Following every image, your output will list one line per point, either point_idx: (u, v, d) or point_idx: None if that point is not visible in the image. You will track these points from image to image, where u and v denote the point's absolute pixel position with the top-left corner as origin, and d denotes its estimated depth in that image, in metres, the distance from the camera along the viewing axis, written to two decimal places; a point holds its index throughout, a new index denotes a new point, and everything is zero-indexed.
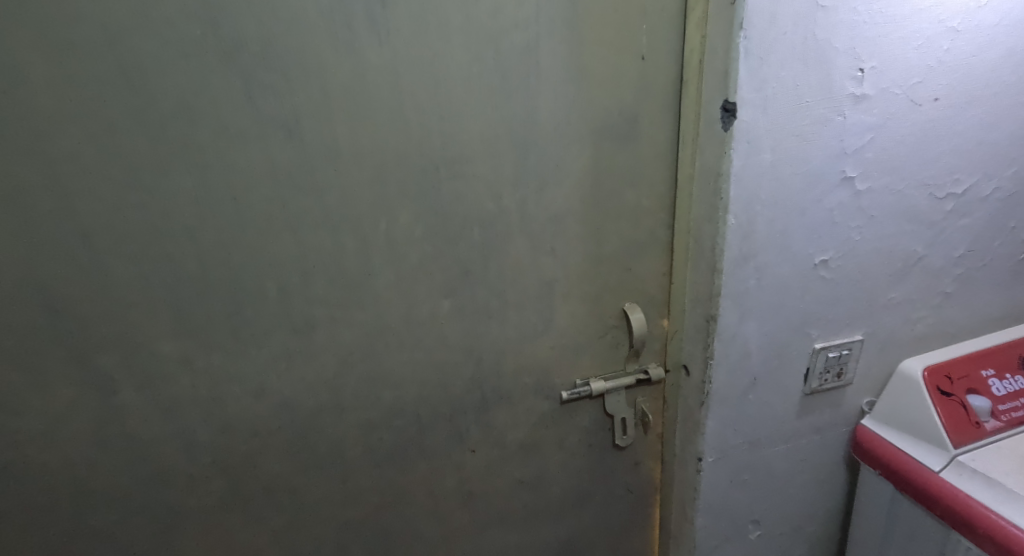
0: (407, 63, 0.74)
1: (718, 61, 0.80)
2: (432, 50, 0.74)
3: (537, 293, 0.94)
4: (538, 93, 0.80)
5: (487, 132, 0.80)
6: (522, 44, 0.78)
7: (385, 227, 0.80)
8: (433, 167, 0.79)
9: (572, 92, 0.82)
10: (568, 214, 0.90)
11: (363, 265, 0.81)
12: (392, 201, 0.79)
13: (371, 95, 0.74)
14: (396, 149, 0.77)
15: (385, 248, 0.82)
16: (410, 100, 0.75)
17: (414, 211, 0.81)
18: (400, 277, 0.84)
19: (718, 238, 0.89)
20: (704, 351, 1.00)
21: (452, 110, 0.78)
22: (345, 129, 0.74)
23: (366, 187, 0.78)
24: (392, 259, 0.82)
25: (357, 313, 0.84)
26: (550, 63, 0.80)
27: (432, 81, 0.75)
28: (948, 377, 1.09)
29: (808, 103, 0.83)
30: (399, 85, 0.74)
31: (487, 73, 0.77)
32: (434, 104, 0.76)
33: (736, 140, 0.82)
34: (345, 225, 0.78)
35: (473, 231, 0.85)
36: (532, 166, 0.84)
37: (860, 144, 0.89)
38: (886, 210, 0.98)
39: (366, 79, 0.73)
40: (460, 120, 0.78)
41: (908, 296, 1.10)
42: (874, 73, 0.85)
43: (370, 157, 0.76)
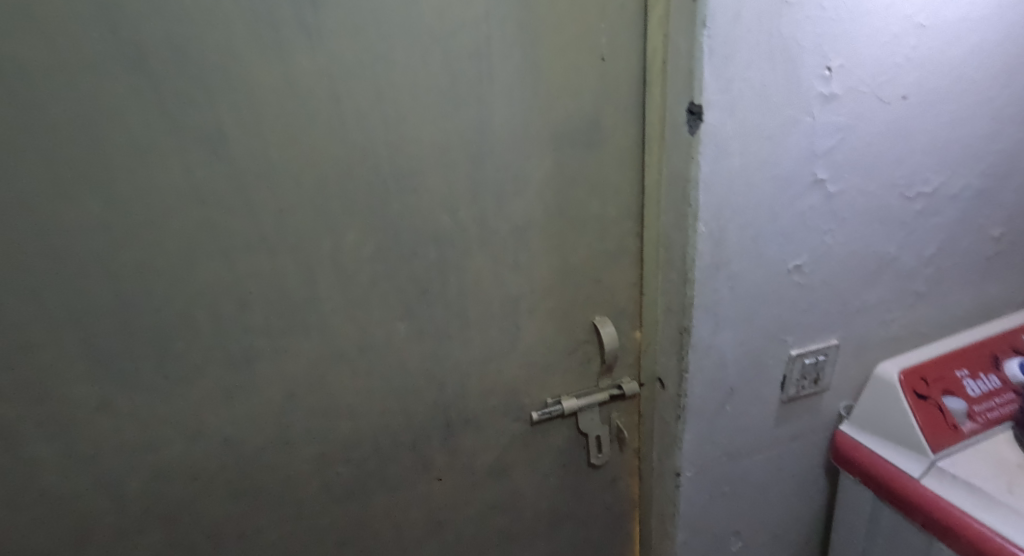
0: (345, 70, 0.68)
1: (682, 61, 0.75)
2: (373, 54, 0.68)
3: (501, 311, 0.88)
4: (491, 98, 0.75)
5: (438, 143, 0.74)
6: (471, 46, 0.72)
7: (330, 247, 0.74)
8: (380, 181, 0.73)
9: (528, 96, 0.77)
10: (531, 226, 0.84)
11: (307, 289, 0.75)
12: (336, 220, 0.73)
13: (307, 105, 0.68)
14: (339, 162, 0.71)
15: (333, 270, 0.75)
16: (351, 110, 0.69)
17: (362, 229, 0.75)
18: (351, 300, 0.78)
19: (688, 246, 0.85)
20: (678, 364, 0.96)
21: (399, 119, 0.72)
22: (281, 143, 0.68)
23: (306, 205, 0.71)
24: (340, 280, 0.76)
25: (304, 341, 0.77)
26: (503, 65, 0.74)
27: (375, 89, 0.70)
28: (924, 380, 1.07)
29: (776, 103, 0.79)
30: (338, 93, 0.68)
31: (435, 78, 0.72)
32: (378, 113, 0.71)
33: (703, 144, 0.77)
34: (286, 246, 0.72)
35: (428, 248, 0.80)
36: (489, 178, 0.79)
37: (830, 145, 0.86)
38: (857, 212, 0.95)
39: (300, 87, 0.67)
40: (409, 130, 0.73)
41: (881, 298, 1.08)
42: (842, 71, 0.81)
43: (309, 172, 0.70)
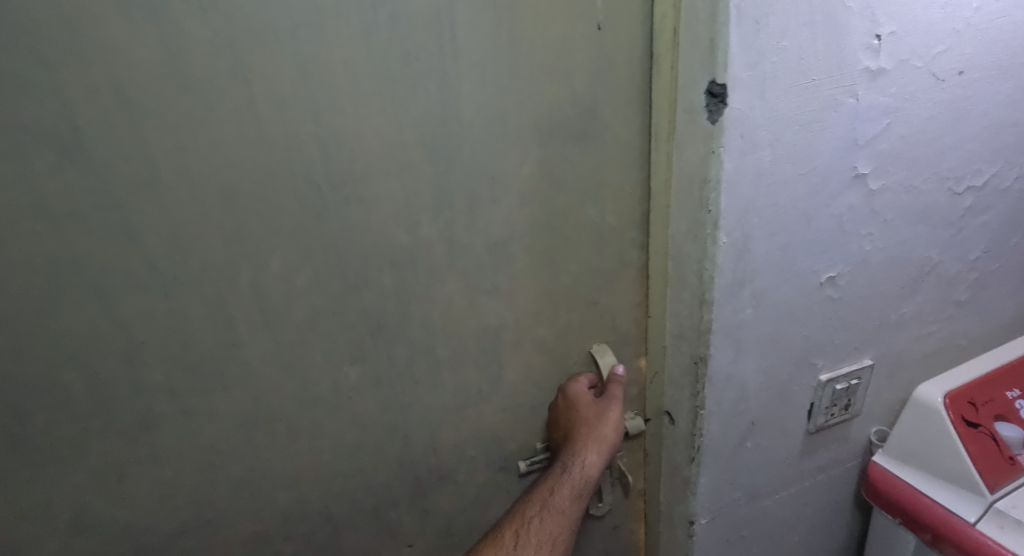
0: (255, 41, 0.50)
1: (700, 28, 0.59)
2: (291, 19, 0.50)
3: (478, 345, 0.72)
4: (457, 79, 0.57)
5: (389, 138, 0.57)
6: (428, 9, 0.54)
7: (248, 278, 0.57)
8: (312, 191, 0.56)
9: (506, 77, 0.59)
10: (513, 241, 0.68)
11: (222, 333, 0.57)
12: (255, 243, 0.56)
13: (203, 90, 0.50)
14: (254, 167, 0.53)
15: (256, 308, 0.58)
16: (265, 96, 0.51)
17: (291, 254, 0.57)
18: (283, 344, 0.61)
19: (706, 261, 0.70)
20: (693, 399, 0.81)
21: (336, 108, 0.54)
22: (171, 141, 0.50)
23: (211, 224, 0.54)
24: (265, 319, 0.59)
25: (221, 399, 0.60)
26: (472, 35, 0.56)
27: (298, 67, 0.52)
28: (973, 404, 0.91)
29: (814, 82, 0.63)
30: (246, 73, 0.50)
31: (380, 52, 0.54)
32: (306, 100, 0.53)
33: (726, 135, 0.61)
34: (187, 280, 0.54)
35: (381, 274, 0.63)
36: (458, 182, 0.62)
37: (874, 132, 0.70)
38: (901, 212, 0.80)
39: (191, 65, 0.49)
40: (350, 122, 0.55)
41: (919, 310, 0.93)
42: (893, 41, 0.66)
43: (211, 182, 0.52)
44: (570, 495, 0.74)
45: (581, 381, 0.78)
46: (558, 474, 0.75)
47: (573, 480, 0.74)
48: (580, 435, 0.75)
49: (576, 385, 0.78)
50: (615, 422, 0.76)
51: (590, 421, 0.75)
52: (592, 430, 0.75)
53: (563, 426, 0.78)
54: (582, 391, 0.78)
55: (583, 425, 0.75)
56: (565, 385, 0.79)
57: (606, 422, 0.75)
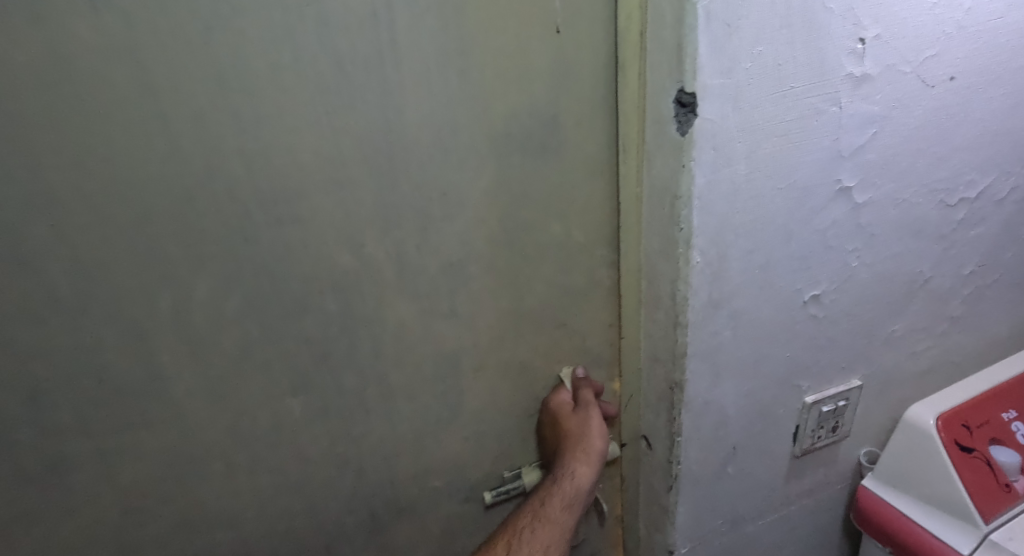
0: (164, 46, 0.45)
1: (667, 31, 0.54)
2: (204, 21, 0.45)
3: (436, 372, 0.67)
4: (399, 86, 0.52)
5: (325, 151, 0.52)
6: (362, 10, 0.49)
7: (168, 304, 0.52)
8: (237, 210, 0.51)
9: (454, 84, 0.54)
10: (470, 261, 0.63)
11: (140, 365, 0.53)
12: (174, 267, 0.51)
13: (105, 100, 0.45)
14: (169, 184, 0.48)
15: (181, 337, 0.53)
16: (178, 106, 0.47)
17: (217, 279, 0.52)
18: (212, 376, 0.56)
19: (679, 281, 0.65)
20: (669, 426, 0.76)
21: (262, 119, 0.49)
22: (73, 157, 0.46)
23: (122, 249, 0.49)
24: (191, 349, 0.54)
25: (144, 436, 0.55)
26: (413, 39, 0.51)
27: (214, 74, 0.47)
28: (967, 427, 0.86)
29: (793, 89, 0.58)
30: (155, 83, 0.46)
31: (308, 57, 0.49)
32: (227, 110, 0.48)
33: (697, 147, 0.56)
34: (97, 307, 0.50)
35: (323, 299, 0.57)
36: (405, 199, 0.57)
37: (860, 142, 0.65)
38: (889, 226, 0.75)
39: (91, 73, 0.44)
40: (279, 134, 0.50)
41: (910, 328, 0.88)
42: (878, 45, 0.60)
43: (120, 201, 0.48)
44: (562, 507, 0.70)
45: (559, 392, 0.75)
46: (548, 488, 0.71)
47: (563, 491, 0.70)
48: (565, 446, 0.72)
49: (556, 396, 0.75)
50: (598, 429, 0.72)
51: (573, 430, 0.72)
52: (577, 439, 0.71)
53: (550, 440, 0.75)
54: (563, 401, 0.75)
55: (567, 436, 0.72)
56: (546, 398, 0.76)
57: (588, 429, 0.72)
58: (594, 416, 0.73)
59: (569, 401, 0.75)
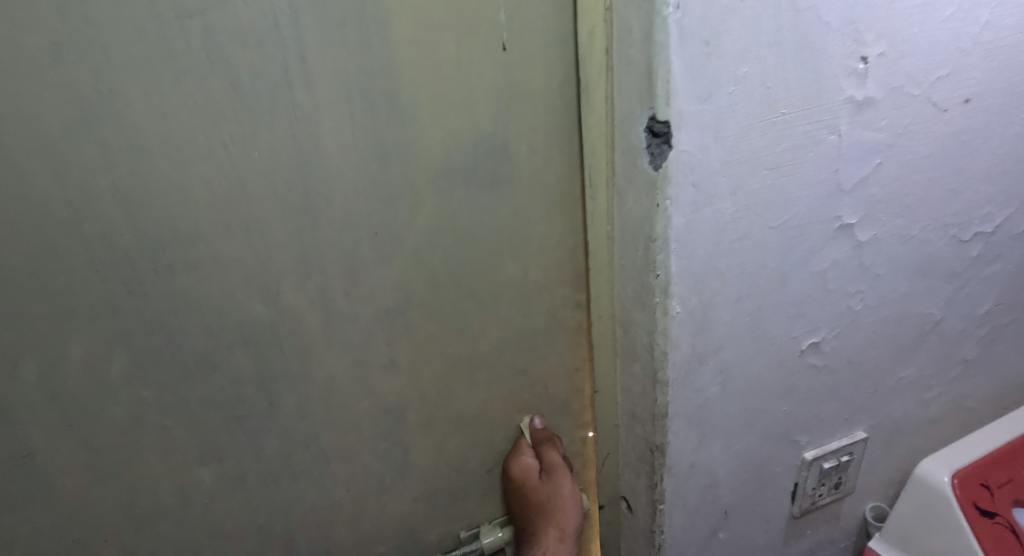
0: (16, 92, 0.40)
1: (634, 48, 0.45)
2: (70, 51, 0.40)
3: (375, 431, 0.61)
4: (312, 119, 0.46)
5: (224, 191, 0.46)
6: (261, 32, 0.43)
7: (34, 374, 0.48)
8: (123, 258, 0.46)
9: (378, 112, 0.48)
10: (411, 306, 0.56)
11: (7, 441, 0.49)
12: (57, 321, 0.47)
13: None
14: (30, 244, 0.44)
15: (52, 412, 0.49)
16: (33, 153, 0.41)
17: (105, 335, 0.48)
18: (97, 449, 0.52)
19: (657, 334, 0.56)
20: (650, 491, 0.67)
21: (139, 170, 0.44)
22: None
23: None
24: (69, 423, 0.50)
25: (35, 499, 0.51)
26: (327, 64, 0.45)
27: (87, 108, 0.41)
28: (986, 487, 0.77)
29: (785, 117, 0.50)
30: (3, 134, 0.40)
31: (200, 88, 0.43)
32: (96, 158, 0.43)
33: (674, 184, 0.48)
34: None
35: (236, 357, 0.52)
36: (326, 242, 0.51)
37: (862, 174, 0.57)
38: (895, 265, 0.66)
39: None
40: (166, 182, 0.45)
41: (920, 374, 0.79)
42: (883, 64, 0.51)
43: None
44: None
45: (522, 454, 0.68)
46: None
47: None
48: (536, 518, 0.69)
49: (518, 459, 0.68)
50: (568, 494, 0.69)
51: (544, 502, 0.68)
52: (548, 511, 0.68)
53: (518, 503, 0.70)
54: (528, 465, 0.68)
55: (538, 507, 0.68)
56: (507, 458, 0.69)
57: (559, 498, 0.68)
58: (565, 481, 0.68)
59: (534, 463, 0.69)
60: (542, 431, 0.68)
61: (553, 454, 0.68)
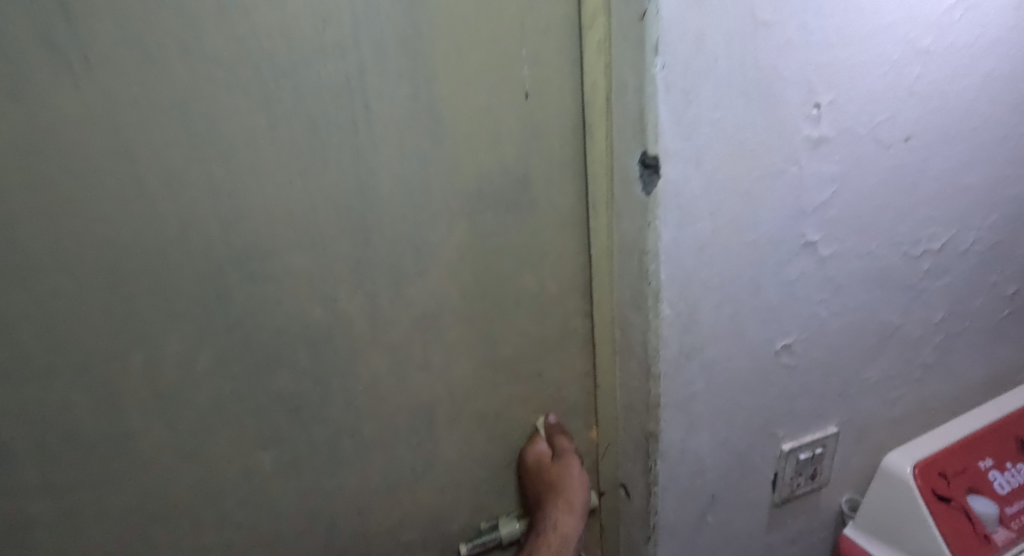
0: (149, 139, 0.51)
1: (630, 99, 0.56)
2: (193, 107, 0.52)
3: (410, 427, 0.71)
4: (372, 156, 0.58)
5: (299, 212, 0.57)
6: (335, 88, 0.55)
7: (139, 365, 0.57)
8: (217, 269, 0.57)
9: (421, 149, 0.60)
10: (443, 313, 0.67)
11: (112, 423, 0.58)
12: (161, 322, 0.57)
13: (85, 183, 0.51)
14: (148, 255, 0.54)
15: (148, 398, 0.59)
16: (158, 182, 0.53)
17: (196, 334, 0.58)
18: (181, 432, 0.61)
19: (650, 334, 0.66)
20: (645, 475, 0.76)
21: (237, 199, 0.55)
22: (55, 230, 0.51)
23: (98, 320, 0.55)
24: (162, 408, 0.60)
25: (128, 476, 0.60)
26: (386, 114, 0.57)
27: (201, 150, 0.53)
28: (944, 476, 0.87)
29: (753, 152, 0.61)
30: (137, 170, 0.52)
31: (287, 134, 0.55)
32: (204, 187, 0.54)
33: (661, 206, 0.59)
34: (92, 358, 0.56)
35: (297, 353, 0.63)
36: (373, 251, 0.62)
37: (820, 200, 0.68)
38: (855, 277, 0.77)
39: (74, 159, 0.50)
40: (255, 207, 0.56)
41: (883, 375, 0.89)
42: (834, 109, 0.62)
43: (116, 262, 0.53)
44: None
45: (535, 443, 0.77)
46: (535, 539, 0.73)
47: (550, 542, 0.71)
48: (547, 495, 0.74)
49: (532, 447, 0.77)
50: (578, 475, 0.74)
51: (554, 480, 0.73)
52: (557, 487, 0.73)
53: (532, 485, 0.77)
54: (541, 452, 0.77)
55: (548, 485, 0.74)
56: (523, 448, 0.78)
57: (568, 475, 0.74)
58: (574, 463, 0.75)
59: (547, 450, 0.77)
60: (554, 422, 0.77)
61: (563, 441, 0.76)
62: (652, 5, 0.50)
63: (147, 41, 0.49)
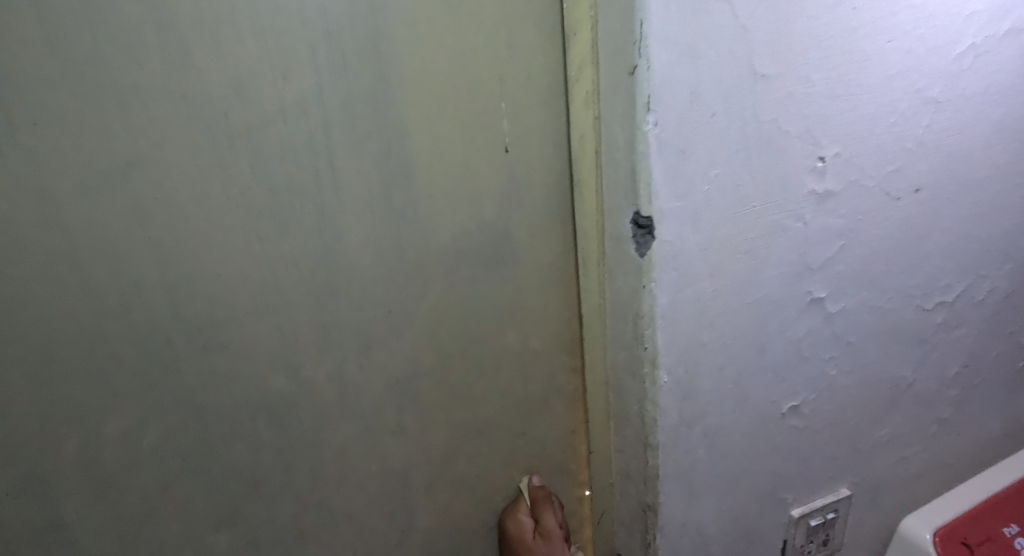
0: (89, 210, 0.49)
1: (621, 156, 0.52)
2: (142, 176, 0.50)
3: (383, 496, 0.67)
4: (339, 218, 0.56)
5: (254, 277, 0.55)
6: (292, 149, 0.53)
7: (77, 447, 0.53)
8: (165, 340, 0.54)
9: (388, 207, 0.58)
10: (419, 377, 0.64)
11: (45, 511, 0.54)
12: (103, 399, 0.53)
13: (14, 253, 0.48)
14: (87, 329, 0.51)
15: (85, 482, 0.54)
16: (99, 254, 0.50)
17: (144, 409, 0.55)
18: (125, 519, 0.56)
19: (647, 401, 0.61)
20: (643, 550, 0.70)
21: (186, 268, 0.53)
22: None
23: (27, 397, 0.51)
24: (100, 492, 0.55)
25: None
26: (350, 177, 0.56)
27: (150, 219, 0.51)
28: (966, 544, 0.83)
29: (755, 209, 0.56)
30: (75, 242, 0.49)
31: (242, 200, 0.53)
32: (149, 256, 0.51)
33: (657, 269, 0.54)
34: (24, 443, 0.52)
35: (256, 424, 0.59)
36: (337, 307, 0.59)
37: (827, 255, 0.63)
38: (865, 333, 0.72)
39: (2, 227, 0.47)
40: (207, 275, 0.54)
41: (897, 433, 0.83)
42: (839, 162, 0.58)
43: (54, 338, 0.50)
44: None
45: (518, 510, 0.73)
46: None
47: None
48: None
49: (514, 514, 0.73)
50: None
51: None
52: None
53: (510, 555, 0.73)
54: (523, 521, 0.72)
55: None
56: (504, 512, 0.73)
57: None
58: (556, 542, 0.71)
59: (530, 521, 0.72)
60: (539, 487, 0.72)
61: (548, 514, 0.71)
62: (642, 59, 0.46)
63: (86, 103, 0.47)
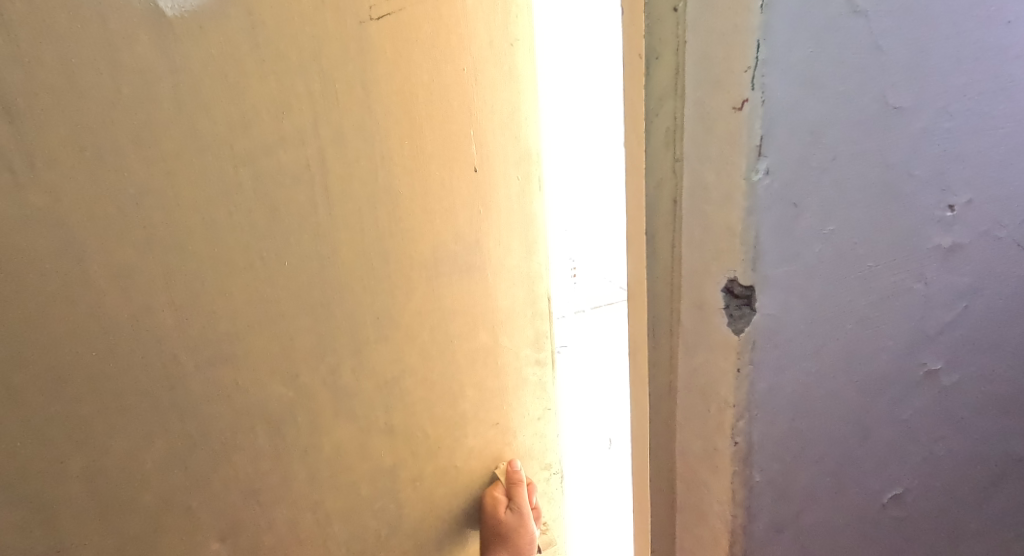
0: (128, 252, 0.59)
1: (717, 210, 0.41)
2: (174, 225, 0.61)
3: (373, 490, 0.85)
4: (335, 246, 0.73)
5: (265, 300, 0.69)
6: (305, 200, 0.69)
7: (84, 467, 0.61)
8: (192, 352, 0.65)
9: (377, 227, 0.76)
10: None
11: (52, 529, 0.61)
12: (136, 410, 0.63)
13: (61, 283, 0.56)
14: (116, 355, 0.60)
15: (103, 489, 0.63)
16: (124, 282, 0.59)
17: (173, 417, 0.65)
18: (126, 535, 0.65)
19: (735, 507, 0.47)
20: None
21: (204, 303, 0.65)
22: (34, 344, 0.56)
23: (64, 421, 0.59)
24: (103, 511, 0.63)
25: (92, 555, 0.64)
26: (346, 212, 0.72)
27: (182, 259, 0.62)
28: None
29: (873, 268, 0.45)
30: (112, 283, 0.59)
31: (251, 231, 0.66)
32: (172, 289, 0.62)
33: (756, 347, 0.43)
34: (57, 451, 0.59)
35: (262, 425, 0.72)
36: (336, 331, 0.75)
37: (948, 319, 0.52)
38: (982, 408, 0.59)
39: (53, 257, 0.55)
40: (218, 306, 0.66)
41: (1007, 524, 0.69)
42: (971, 210, 0.48)
43: (99, 353, 0.59)
44: None
45: (495, 488, 0.98)
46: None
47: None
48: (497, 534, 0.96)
49: (492, 491, 0.98)
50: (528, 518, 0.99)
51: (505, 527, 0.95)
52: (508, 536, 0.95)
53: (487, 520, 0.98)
54: (497, 497, 0.97)
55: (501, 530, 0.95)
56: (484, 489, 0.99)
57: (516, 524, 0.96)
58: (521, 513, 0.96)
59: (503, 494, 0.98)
60: (512, 472, 0.98)
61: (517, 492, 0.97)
62: (756, 91, 0.37)
63: None
